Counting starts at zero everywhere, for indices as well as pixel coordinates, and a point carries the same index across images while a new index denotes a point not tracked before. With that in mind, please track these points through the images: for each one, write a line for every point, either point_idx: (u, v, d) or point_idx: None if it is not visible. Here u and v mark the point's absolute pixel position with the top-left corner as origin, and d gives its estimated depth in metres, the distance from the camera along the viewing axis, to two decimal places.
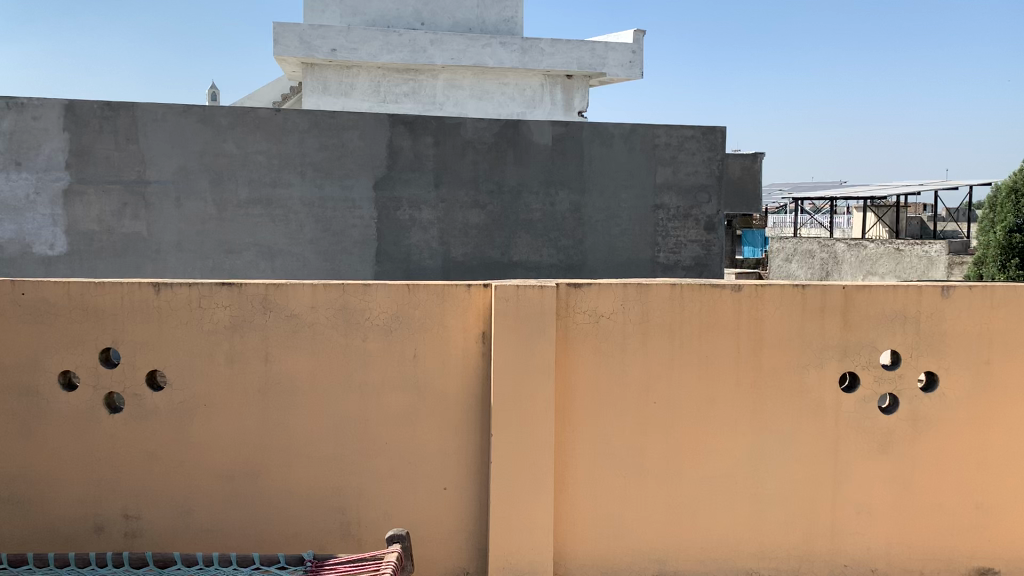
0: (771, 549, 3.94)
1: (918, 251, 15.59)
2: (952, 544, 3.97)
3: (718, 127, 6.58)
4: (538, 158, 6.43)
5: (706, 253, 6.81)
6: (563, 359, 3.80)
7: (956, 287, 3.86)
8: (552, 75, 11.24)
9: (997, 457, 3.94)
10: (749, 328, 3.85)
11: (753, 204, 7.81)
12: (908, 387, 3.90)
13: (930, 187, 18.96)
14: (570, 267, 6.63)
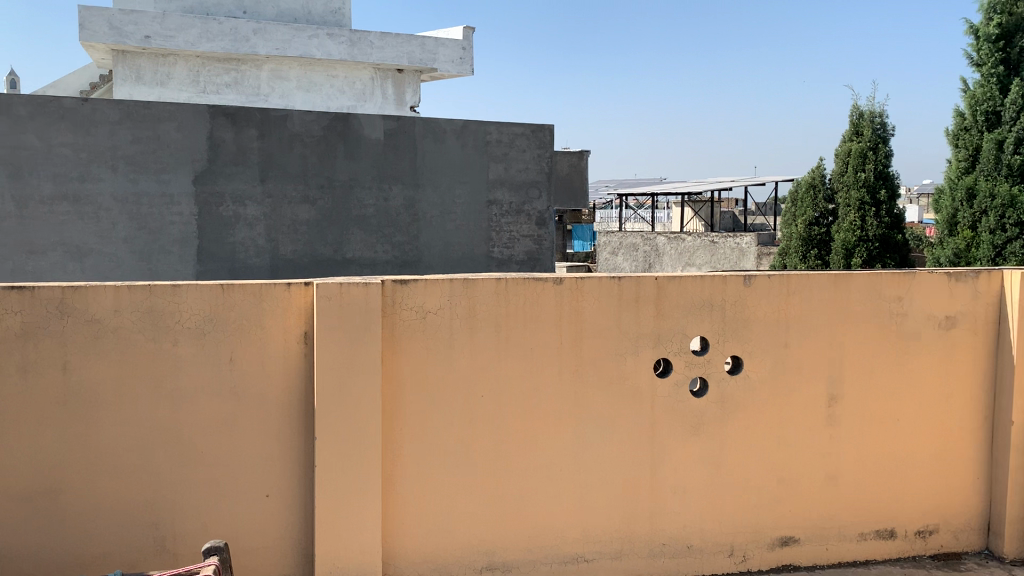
0: (597, 533, 4.07)
1: (731, 243, 16.61)
2: (758, 517, 4.25)
3: (547, 126, 6.75)
4: (369, 153, 6.29)
5: (538, 248, 6.98)
6: (390, 356, 3.75)
7: (757, 276, 4.13)
8: (383, 69, 10.82)
9: (796, 433, 4.25)
10: (570, 319, 3.95)
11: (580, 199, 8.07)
12: (716, 370, 4.13)
13: (741, 184, 20.13)
14: (405, 263, 6.56)
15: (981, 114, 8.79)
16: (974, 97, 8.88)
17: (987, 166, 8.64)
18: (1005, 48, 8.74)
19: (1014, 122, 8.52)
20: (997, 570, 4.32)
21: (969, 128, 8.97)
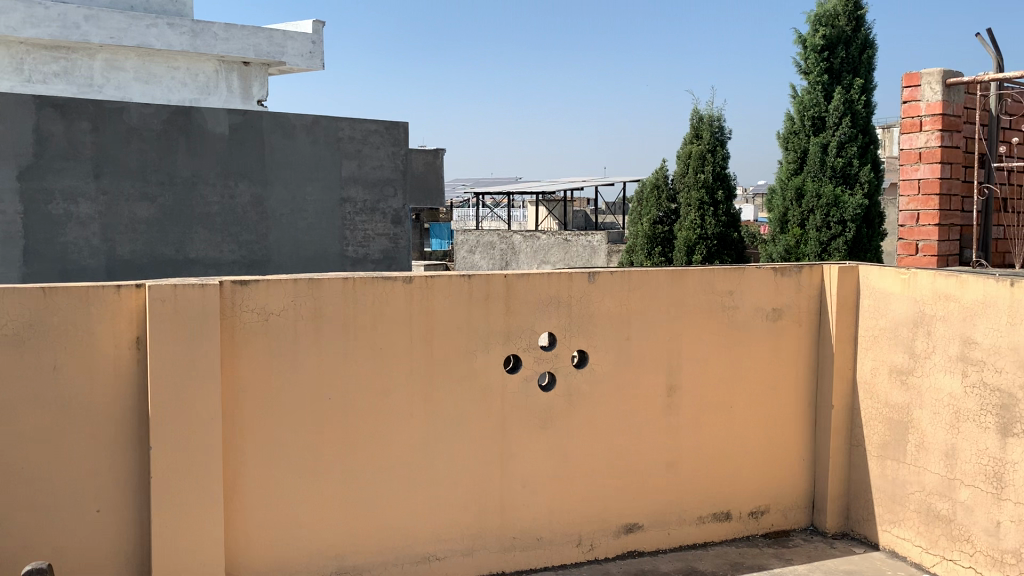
0: (447, 530, 4.08)
1: (583, 241, 17.01)
2: (605, 505, 4.38)
3: (401, 123, 6.59)
4: (215, 148, 5.71)
5: (394, 246, 6.84)
6: (231, 360, 3.60)
7: (601, 273, 4.25)
8: (227, 60, 10.29)
9: (639, 423, 4.41)
10: (419, 318, 3.93)
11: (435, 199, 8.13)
12: (563, 365, 4.23)
13: (592, 184, 20.65)
14: (253, 263, 6.04)
15: (809, 119, 9.41)
16: (802, 103, 9.44)
17: (813, 167, 9.29)
18: (828, 59, 9.34)
19: (837, 127, 9.26)
20: (821, 544, 4.64)
21: (798, 132, 9.57)
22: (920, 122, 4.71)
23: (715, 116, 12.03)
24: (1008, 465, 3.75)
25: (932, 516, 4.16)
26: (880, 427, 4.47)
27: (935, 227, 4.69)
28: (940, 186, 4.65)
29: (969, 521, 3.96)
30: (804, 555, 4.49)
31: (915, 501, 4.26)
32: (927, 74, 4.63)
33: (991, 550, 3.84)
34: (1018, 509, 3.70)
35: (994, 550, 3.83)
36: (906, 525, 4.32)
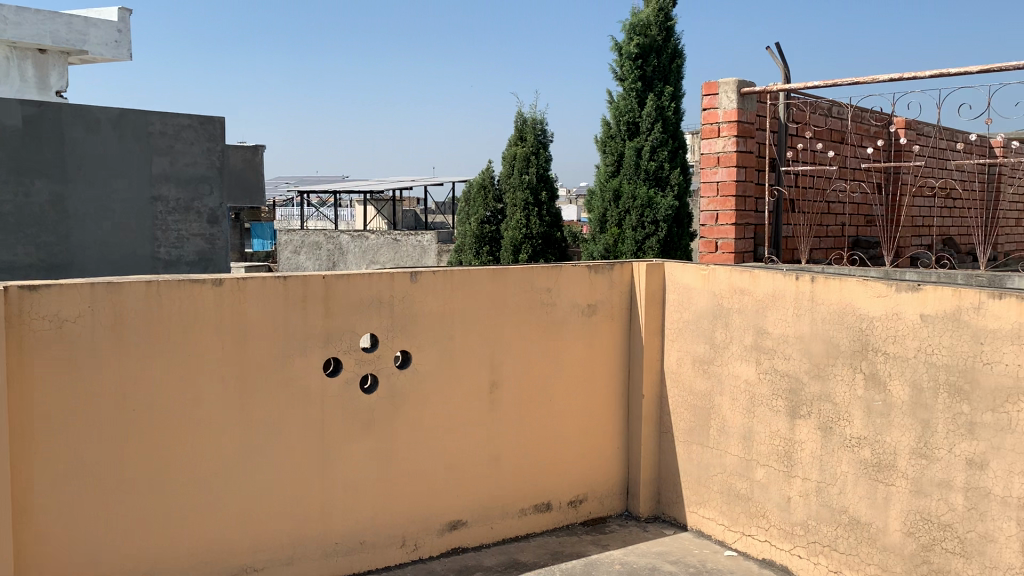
0: (263, 539, 3.94)
1: (413, 241, 16.89)
2: (429, 504, 4.39)
3: (217, 117, 6.05)
4: (3, 143, 5.11)
5: (211, 247, 6.24)
6: (19, 373, 3.28)
7: (422, 272, 4.25)
8: (19, 48, 9.32)
9: (462, 421, 4.45)
10: (232, 322, 3.78)
11: (259, 199, 6.74)
12: (385, 366, 4.20)
13: (421, 184, 20.56)
14: (52, 267, 5.45)
15: (624, 123, 9.84)
16: (618, 109, 9.89)
17: (629, 170, 9.75)
18: (642, 66, 9.81)
19: (650, 132, 9.76)
20: (635, 528, 4.87)
21: (615, 136, 10.00)
22: (719, 128, 5.03)
23: (538, 119, 12.37)
24: (796, 445, 4.07)
25: (732, 496, 4.46)
26: (686, 414, 4.74)
27: (732, 227, 5.02)
28: (736, 188, 4.99)
29: (764, 499, 4.27)
30: (619, 540, 4.69)
31: (717, 482, 4.55)
32: (724, 83, 4.96)
33: (783, 523, 4.17)
34: (805, 484, 4.04)
35: (786, 523, 4.15)
36: (711, 505, 4.61)
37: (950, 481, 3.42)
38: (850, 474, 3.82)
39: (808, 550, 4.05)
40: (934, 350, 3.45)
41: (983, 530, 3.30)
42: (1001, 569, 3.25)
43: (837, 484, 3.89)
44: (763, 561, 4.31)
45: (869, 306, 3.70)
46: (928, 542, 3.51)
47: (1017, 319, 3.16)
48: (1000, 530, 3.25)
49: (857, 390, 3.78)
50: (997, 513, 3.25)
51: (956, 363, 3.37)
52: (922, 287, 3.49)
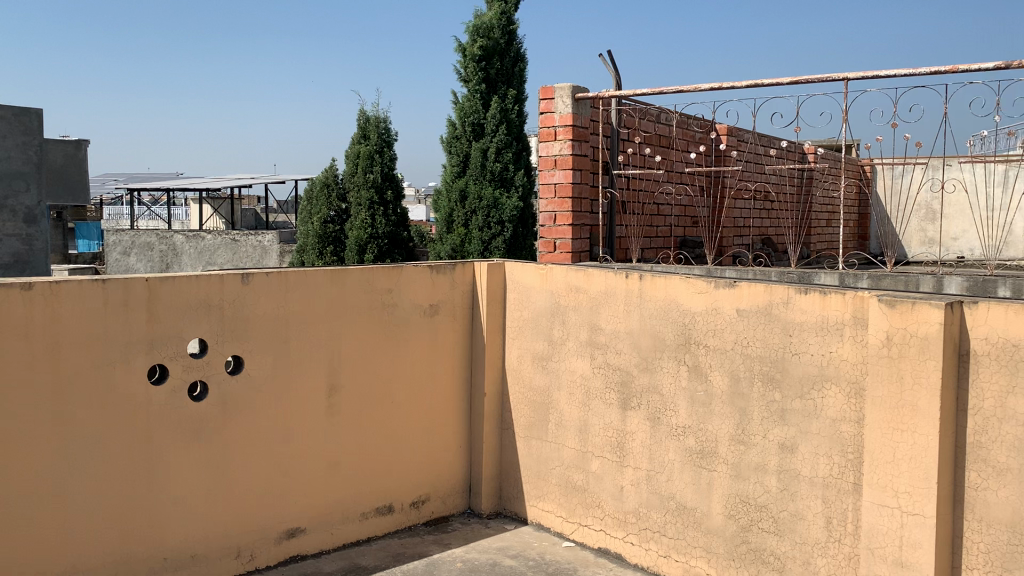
0: (84, 560, 3.63)
1: (253, 241, 16.30)
2: (263, 513, 4.24)
3: (32, 111, 6.56)
4: None
5: (27, 246, 6.72)
6: None
7: (255, 274, 4.12)
8: None
9: (298, 426, 4.34)
10: (44, 328, 3.46)
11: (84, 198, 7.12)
12: (215, 372, 4.03)
13: (261, 182, 19.90)
14: None
15: (469, 124, 9.93)
16: (462, 109, 9.98)
17: (474, 171, 9.82)
18: (485, 68, 10.00)
19: (494, 134, 9.89)
20: (477, 525, 4.92)
21: (459, 137, 10.05)
22: (555, 132, 5.16)
23: (384, 120, 12.20)
24: (628, 435, 4.24)
25: (570, 488, 4.59)
26: (526, 410, 4.84)
27: (569, 227, 5.15)
28: (572, 190, 5.14)
29: (599, 489, 4.42)
30: (461, 538, 4.73)
31: (555, 475, 4.67)
32: (560, 88, 5.09)
33: (617, 512, 4.33)
34: (637, 473, 4.21)
35: (619, 511, 4.32)
36: (549, 498, 4.72)
37: (764, 464, 3.66)
38: (677, 461, 4.02)
39: (640, 536, 4.22)
40: (749, 342, 3.69)
41: (794, 509, 3.56)
42: (808, 544, 3.51)
43: (665, 472, 4.08)
44: (598, 549, 4.46)
45: (691, 302, 3.91)
46: (747, 523, 3.74)
47: (819, 312, 3.43)
48: (808, 508, 3.50)
49: (681, 381, 3.98)
50: (805, 492, 3.51)
51: (769, 354, 3.62)
52: (738, 284, 3.72)
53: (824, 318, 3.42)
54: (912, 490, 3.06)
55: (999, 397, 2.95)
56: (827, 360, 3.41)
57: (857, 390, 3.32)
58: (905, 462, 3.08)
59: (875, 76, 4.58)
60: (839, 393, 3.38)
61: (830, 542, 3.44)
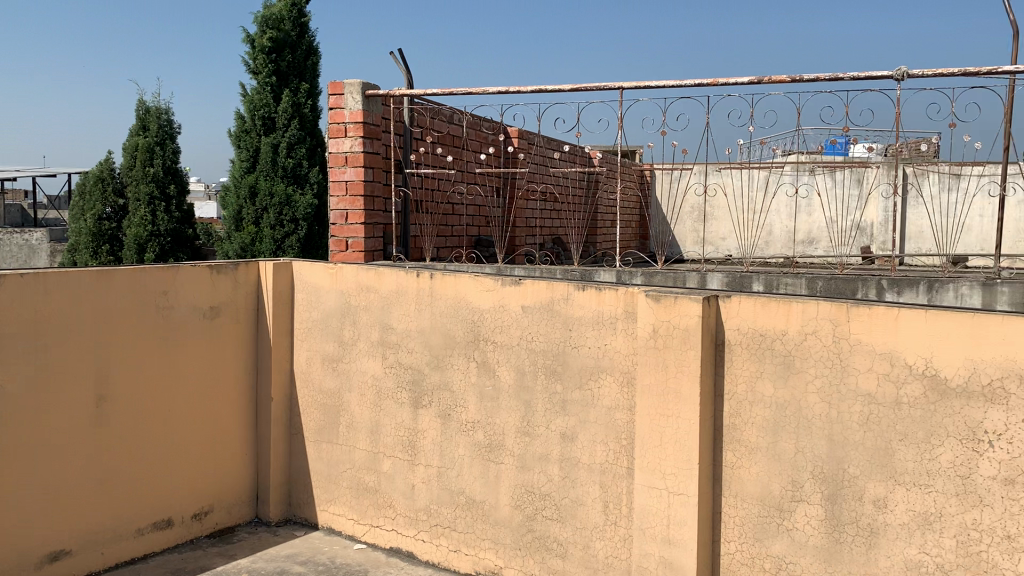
0: None
1: (19, 239, 14.87)
2: (20, 539, 3.81)
3: None
4: None
5: None
6: None
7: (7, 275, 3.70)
8: None
9: (61, 440, 3.96)
10: None
11: None
12: None
13: (28, 174, 18.20)
14: None
15: (259, 118, 9.59)
16: (252, 101, 9.62)
17: (266, 167, 9.51)
18: (276, 59, 9.71)
19: (286, 128, 9.62)
20: (264, 534, 4.76)
21: (249, 131, 9.69)
22: (345, 128, 5.05)
23: (166, 111, 11.56)
24: (418, 434, 4.26)
25: (361, 489, 4.55)
26: (316, 413, 4.75)
27: (361, 226, 5.06)
28: (364, 188, 5.05)
29: (390, 489, 4.41)
30: (247, 548, 4.55)
31: (347, 477, 4.62)
32: (349, 84, 5.00)
33: (408, 510, 4.34)
34: (427, 471, 4.24)
35: (410, 510, 4.33)
36: (340, 501, 4.66)
37: (547, 454, 3.80)
38: (466, 456, 4.09)
39: (431, 533, 4.26)
40: (532, 337, 3.81)
41: (575, 496, 3.72)
42: (588, 529, 3.68)
43: (455, 467, 4.13)
44: (390, 549, 4.45)
45: (479, 299, 3.98)
46: (532, 512, 3.87)
47: (596, 307, 3.60)
48: (587, 494, 3.68)
49: (470, 377, 4.04)
50: (584, 479, 3.68)
51: (551, 348, 3.76)
52: (522, 281, 3.82)
53: (600, 312, 3.59)
54: (678, 471, 3.29)
55: (750, 382, 3.23)
56: (604, 352, 3.59)
57: (628, 381, 3.52)
58: (672, 445, 3.31)
59: (647, 86, 4.88)
60: (613, 382, 3.57)
61: (607, 525, 3.62)
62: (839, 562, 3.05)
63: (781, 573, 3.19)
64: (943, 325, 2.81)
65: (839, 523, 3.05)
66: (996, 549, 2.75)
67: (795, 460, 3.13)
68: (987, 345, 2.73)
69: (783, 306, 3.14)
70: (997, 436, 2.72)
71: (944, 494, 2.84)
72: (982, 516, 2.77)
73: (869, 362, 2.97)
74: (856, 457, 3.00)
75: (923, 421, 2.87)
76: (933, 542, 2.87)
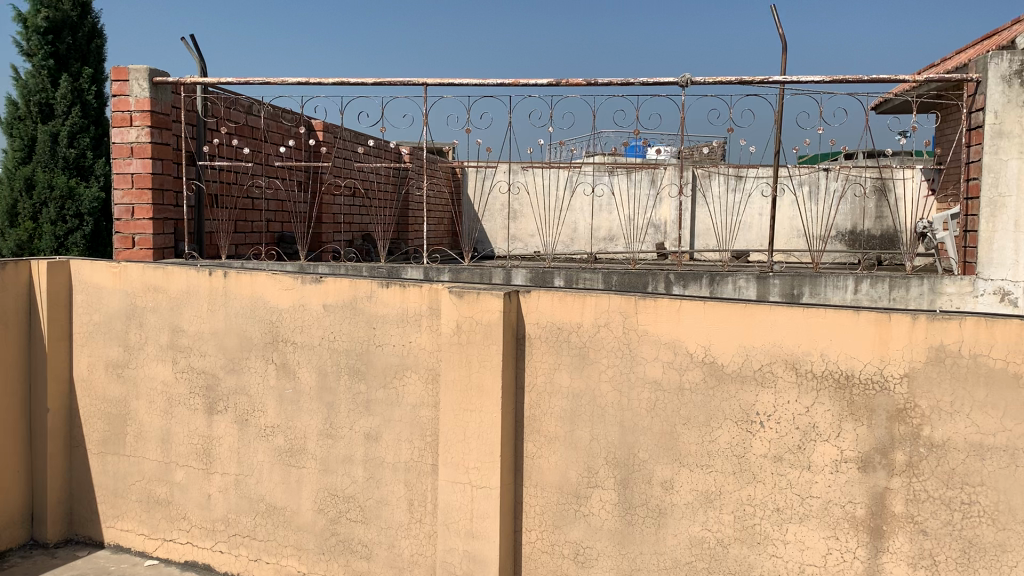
0: None
1: None
2: None
3: None
4: None
5: None
6: None
7: None
8: None
9: None
10: None
11: None
12: None
13: None
14: None
15: (34, 108, 10.86)
16: (30, 90, 10.71)
17: (46, 157, 10.70)
18: (51, 46, 11.01)
19: (62, 118, 10.98)
20: (42, 557, 4.36)
21: (18, 122, 10.92)
22: (130, 117, 4.71)
23: None
24: (214, 441, 4.06)
25: (151, 502, 4.27)
26: (100, 423, 4.42)
27: (150, 221, 4.75)
28: (152, 180, 4.75)
29: (183, 500, 4.18)
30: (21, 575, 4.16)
31: (136, 491, 4.32)
32: (135, 70, 4.66)
33: (204, 522, 4.13)
34: (224, 479, 4.05)
35: (206, 521, 4.12)
36: (129, 516, 4.36)
37: (351, 456, 3.73)
38: (265, 461, 3.94)
39: (229, 544, 4.07)
40: (335, 336, 3.73)
41: (379, 495, 3.68)
42: (392, 528, 3.65)
43: (254, 474, 3.97)
44: (185, 563, 4.21)
45: (277, 299, 3.84)
46: (335, 515, 3.79)
47: (400, 304, 3.57)
48: (392, 493, 3.65)
49: (269, 380, 3.89)
50: (389, 478, 3.65)
51: (353, 347, 3.69)
52: (323, 280, 3.72)
53: (404, 309, 3.56)
54: (480, 465, 3.33)
55: (549, 374, 3.32)
56: (408, 350, 3.57)
57: (431, 378, 3.52)
58: (474, 439, 3.34)
59: (451, 82, 4.91)
60: (418, 380, 3.55)
61: (412, 523, 3.61)
62: (630, 543, 3.21)
63: (578, 558, 3.31)
64: (720, 316, 3.01)
65: (630, 506, 3.20)
66: (767, 521, 2.99)
67: (590, 448, 3.26)
68: (758, 334, 2.96)
69: (578, 299, 3.25)
70: (767, 417, 2.96)
71: (723, 473, 3.04)
72: (755, 491, 2.99)
73: (656, 351, 3.13)
74: (646, 442, 3.16)
75: (703, 406, 3.06)
76: (713, 519, 3.07)
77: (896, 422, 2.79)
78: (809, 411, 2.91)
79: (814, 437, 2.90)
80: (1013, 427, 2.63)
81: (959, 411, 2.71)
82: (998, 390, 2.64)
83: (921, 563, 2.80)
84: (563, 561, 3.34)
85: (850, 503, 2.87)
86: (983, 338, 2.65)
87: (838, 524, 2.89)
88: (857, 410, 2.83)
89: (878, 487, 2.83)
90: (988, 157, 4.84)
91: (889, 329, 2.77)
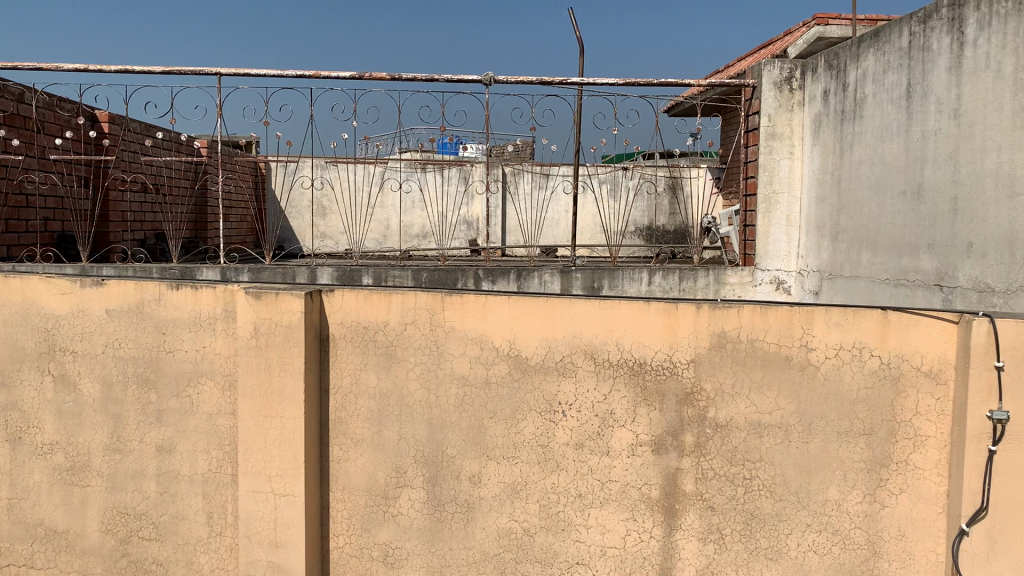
0: None
1: None
2: None
3: None
4: None
5: None
6: None
7: None
8: None
9: None
10: None
11: None
12: None
13: None
14: None
15: None
16: None
17: None
18: None
19: None
20: None
21: None
22: None
23: None
24: None
25: None
26: None
27: None
28: None
29: None
30: None
31: None
32: None
33: None
34: None
35: None
36: None
37: (142, 470, 3.49)
38: (44, 482, 3.60)
39: None
40: (119, 344, 3.46)
41: (175, 510, 3.47)
42: (190, 544, 3.46)
43: (30, 497, 3.63)
44: None
45: (53, 305, 3.52)
46: (125, 535, 3.53)
47: (192, 307, 3.37)
48: (189, 507, 3.45)
49: (46, 394, 3.56)
50: (185, 492, 3.45)
51: (141, 354, 3.44)
52: (105, 282, 3.45)
53: (197, 313, 3.36)
54: (282, 472, 3.21)
55: (354, 374, 3.25)
56: (202, 355, 3.38)
57: (230, 383, 3.35)
58: (276, 445, 3.21)
59: (247, 74, 4.71)
60: (214, 387, 3.38)
61: (211, 537, 3.44)
62: (439, 540, 3.21)
63: (388, 559, 3.27)
64: (524, 309, 3.06)
65: (439, 503, 3.20)
66: (570, 507, 3.08)
67: (398, 447, 3.22)
68: (559, 326, 3.04)
69: (383, 298, 3.18)
70: (568, 406, 3.05)
71: (528, 464, 3.10)
72: (559, 480, 3.08)
73: (462, 347, 3.14)
74: (453, 438, 3.17)
75: (509, 399, 3.11)
76: (520, 509, 3.13)
77: (685, 405, 2.96)
78: (606, 398, 3.02)
79: (612, 423, 3.02)
80: (786, 405, 2.88)
81: (739, 392, 2.91)
82: (773, 371, 2.88)
83: (709, 538, 2.99)
84: (372, 563, 3.28)
85: (645, 484, 3.01)
86: (758, 323, 2.87)
87: (635, 506, 3.03)
88: (649, 395, 2.98)
89: (670, 468, 2.99)
90: (763, 156, 5.26)
91: (677, 318, 2.93)
